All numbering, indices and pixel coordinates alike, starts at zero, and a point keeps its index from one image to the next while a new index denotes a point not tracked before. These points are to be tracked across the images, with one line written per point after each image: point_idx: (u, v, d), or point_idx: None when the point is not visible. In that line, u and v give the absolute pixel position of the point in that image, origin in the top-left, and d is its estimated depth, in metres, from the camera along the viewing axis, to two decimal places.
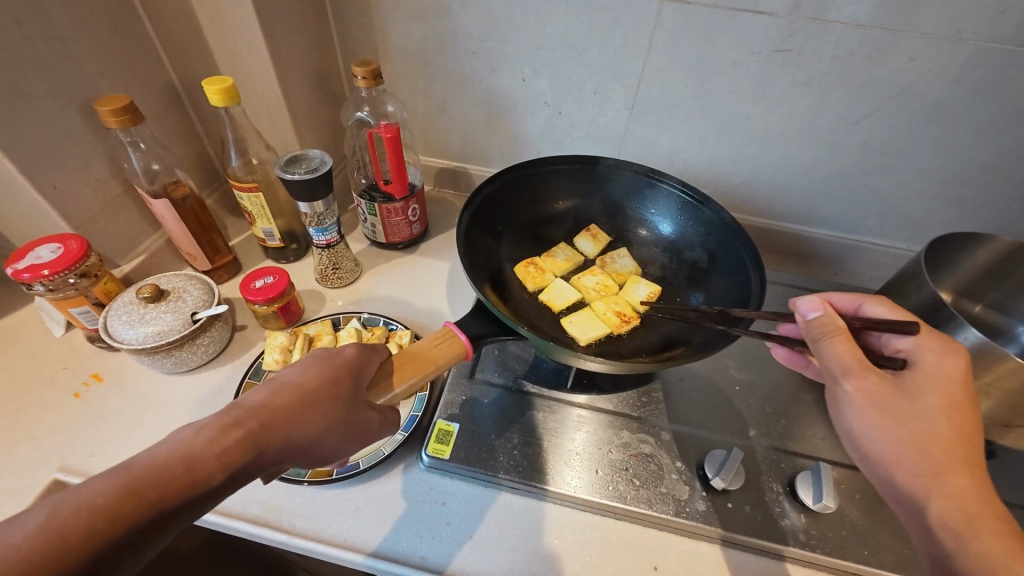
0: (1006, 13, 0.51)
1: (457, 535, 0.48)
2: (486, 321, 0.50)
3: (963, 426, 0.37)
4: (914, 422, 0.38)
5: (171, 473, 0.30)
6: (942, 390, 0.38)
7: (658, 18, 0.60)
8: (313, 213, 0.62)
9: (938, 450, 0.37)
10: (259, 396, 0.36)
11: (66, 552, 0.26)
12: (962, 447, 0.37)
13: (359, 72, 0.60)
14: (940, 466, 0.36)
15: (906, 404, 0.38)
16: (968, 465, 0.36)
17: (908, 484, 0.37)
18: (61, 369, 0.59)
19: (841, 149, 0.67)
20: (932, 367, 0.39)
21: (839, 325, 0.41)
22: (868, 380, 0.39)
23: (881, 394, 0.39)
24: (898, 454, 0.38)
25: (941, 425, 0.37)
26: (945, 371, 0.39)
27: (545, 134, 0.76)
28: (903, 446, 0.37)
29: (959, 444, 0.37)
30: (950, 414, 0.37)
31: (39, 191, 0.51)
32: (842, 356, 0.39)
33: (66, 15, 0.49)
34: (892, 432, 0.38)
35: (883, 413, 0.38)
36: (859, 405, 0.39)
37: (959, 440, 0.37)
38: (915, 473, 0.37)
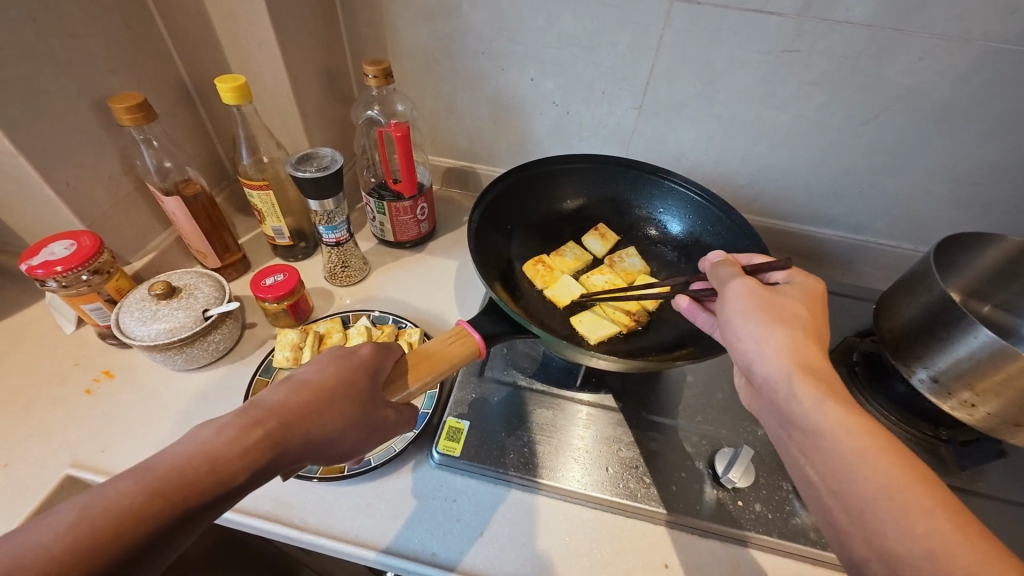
0: (1015, 13, 0.52)
1: (468, 532, 0.48)
2: (499, 319, 0.50)
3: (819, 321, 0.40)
4: (780, 308, 0.40)
5: (195, 473, 0.30)
6: (802, 294, 0.42)
7: (667, 17, 0.60)
8: (323, 211, 0.62)
9: (798, 328, 0.38)
10: (278, 395, 0.36)
11: (95, 552, 0.26)
12: (816, 335, 0.39)
13: (370, 71, 0.60)
14: (801, 341, 0.37)
15: (775, 298, 0.41)
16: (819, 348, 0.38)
17: (772, 362, 0.37)
18: (72, 365, 0.59)
19: (849, 149, 0.68)
20: (800, 282, 0.44)
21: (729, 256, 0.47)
22: (751, 282, 0.42)
23: (757, 289, 0.42)
24: (768, 331, 0.38)
25: (803, 313, 0.40)
26: (808, 284, 0.43)
27: (553, 133, 0.77)
28: (772, 326, 0.38)
29: (814, 330, 0.39)
30: (806, 306, 0.41)
31: (53, 187, 0.52)
32: (729, 267, 0.45)
33: (81, 12, 0.50)
34: (761, 315, 0.39)
35: (758, 302, 0.40)
36: (739, 296, 0.41)
37: (814, 325, 0.39)
38: (780, 346, 0.37)
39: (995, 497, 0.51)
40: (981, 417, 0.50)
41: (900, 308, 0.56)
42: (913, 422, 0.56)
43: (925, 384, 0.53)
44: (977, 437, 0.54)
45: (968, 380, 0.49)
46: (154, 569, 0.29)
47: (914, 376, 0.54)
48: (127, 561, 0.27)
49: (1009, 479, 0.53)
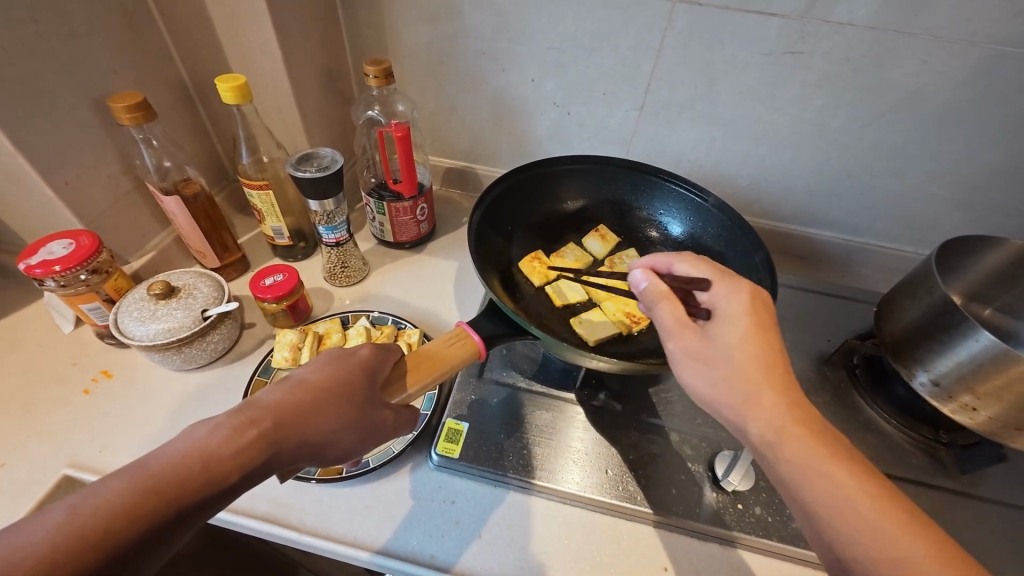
0: (1019, 16, 0.52)
1: (467, 534, 0.48)
2: (499, 321, 0.50)
3: (766, 352, 0.39)
4: (725, 361, 0.39)
5: (188, 471, 0.30)
6: (740, 326, 0.40)
7: (669, 19, 0.60)
8: (323, 211, 0.62)
9: (746, 377, 0.38)
10: (275, 395, 0.36)
11: (86, 550, 0.26)
12: (763, 373, 0.39)
13: (371, 71, 0.60)
14: (750, 393, 0.38)
15: (716, 348, 0.40)
16: (776, 388, 0.38)
17: (732, 418, 0.39)
18: (70, 365, 0.59)
19: (851, 151, 0.67)
20: (733, 308, 0.42)
21: (665, 290, 0.43)
22: (689, 337, 0.41)
23: (700, 343, 0.41)
24: (722, 392, 0.39)
25: (746, 357, 0.39)
26: (740, 309, 0.41)
27: (554, 134, 0.76)
28: (720, 385, 0.39)
29: (762, 370, 0.39)
30: (748, 342, 0.40)
31: (52, 187, 0.52)
32: (668, 318, 0.42)
33: (81, 10, 0.50)
34: (716, 374, 0.39)
35: (703, 359, 0.40)
36: (684, 362, 0.41)
37: (759, 367, 0.39)
38: (737, 406, 0.38)
39: (996, 501, 0.51)
40: (981, 421, 0.50)
41: (901, 311, 0.56)
42: (914, 426, 0.56)
43: (926, 388, 0.53)
44: (979, 441, 0.54)
45: (969, 384, 0.49)
46: (147, 569, 0.28)
47: (915, 380, 0.54)
48: (119, 560, 0.27)
49: (1011, 483, 0.53)
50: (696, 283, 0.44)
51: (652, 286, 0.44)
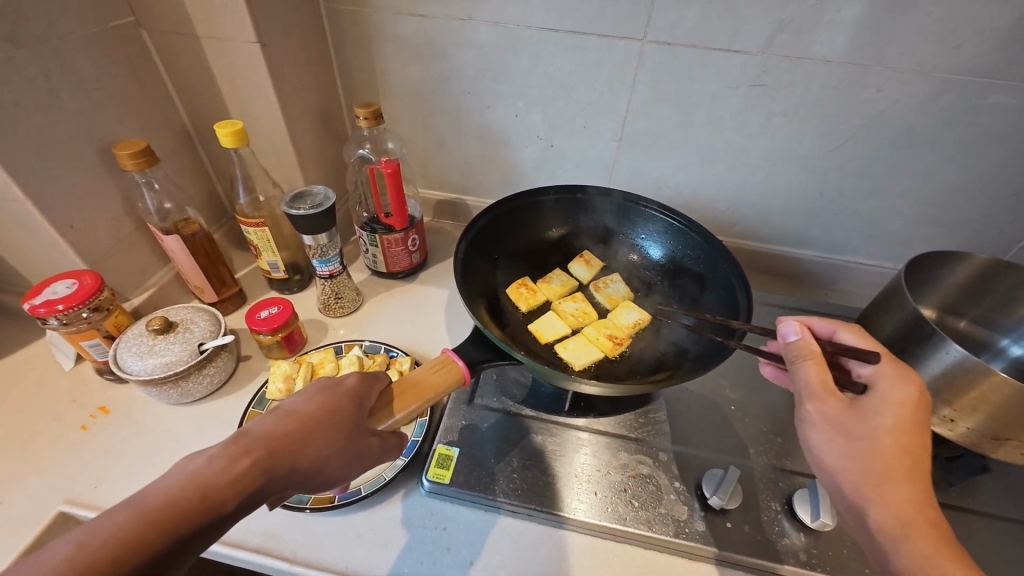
0: (962, 48, 0.55)
1: (460, 561, 0.48)
2: (484, 347, 0.52)
3: (912, 443, 0.40)
4: (866, 442, 0.40)
5: (187, 500, 0.31)
6: (893, 412, 0.40)
7: (640, 57, 0.64)
8: (317, 245, 0.64)
9: (884, 463, 0.39)
10: (266, 425, 0.37)
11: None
12: (905, 464, 0.39)
13: (362, 113, 0.63)
14: (882, 480, 0.39)
15: (863, 427, 0.41)
16: (912, 478, 0.39)
17: (851, 493, 0.40)
18: (70, 402, 0.60)
19: (821, 174, 0.71)
20: (891, 393, 0.41)
21: (814, 350, 0.44)
22: (832, 406, 0.42)
23: (842, 416, 0.41)
24: (848, 469, 0.40)
25: (890, 441, 0.40)
26: (898, 397, 0.41)
27: (538, 165, 0.80)
28: (850, 462, 0.40)
29: (904, 460, 0.39)
30: (899, 430, 0.40)
31: (58, 231, 0.54)
32: (812, 380, 0.43)
33: (90, 68, 0.54)
34: (856, 451, 0.40)
35: (842, 435, 0.41)
36: (820, 426, 0.42)
37: (903, 458, 0.39)
38: (860, 484, 0.40)
39: (983, 513, 0.52)
40: (962, 433, 0.50)
41: (877, 326, 0.58)
42: None
43: None
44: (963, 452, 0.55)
45: (946, 397, 0.50)
46: None
47: None
48: None
49: (999, 494, 0.53)
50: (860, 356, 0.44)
51: (807, 343, 0.44)
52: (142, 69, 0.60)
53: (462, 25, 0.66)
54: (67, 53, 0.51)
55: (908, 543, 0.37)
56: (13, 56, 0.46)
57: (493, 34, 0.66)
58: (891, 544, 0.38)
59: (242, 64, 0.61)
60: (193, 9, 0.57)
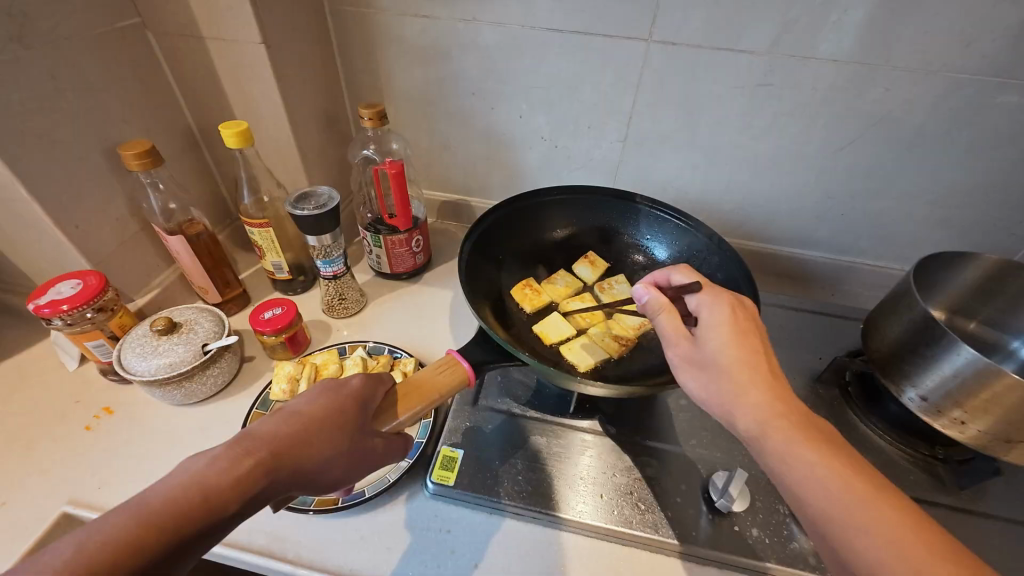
0: (971, 46, 0.55)
1: (465, 563, 0.47)
2: (490, 348, 0.52)
3: (746, 350, 0.42)
4: (713, 366, 0.42)
5: (188, 503, 0.31)
6: (721, 330, 0.43)
7: (644, 58, 0.64)
8: (321, 246, 0.64)
9: (732, 379, 0.41)
10: (269, 426, 0.37)
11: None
12: (750, 374, 0.41)
13: (366, 113, 0.63)
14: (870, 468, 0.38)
15: (704, 352, 0.43)
16: (760, 385, 0.40)
17: (718, 412, 0.42)
18: (74, 403, 0.60)
19: (827, 174, 0.70)
20: (713, 313, 0.44)
21: (665, 302, 0.45)
22: (684, 345, 0.44)
23: (690, 350, 0.44)
24: (707, 392, 0.42)
25: (726, 355, 0.42)
26: (721, 315, 0.44)
27: (542, 166, 0.80)
28: (705, 387, 0.42)
29: (747, 367, 0.41)
30: (730, 342, 0.42)
31: (63, 231, 0.54)
32: (663, 326, 0.45)
33: (96, 69, 0.54)
34: (713, 377, 0.42)
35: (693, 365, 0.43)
36: (682, 369, 0.44)
37: (744, 368, 0.41)
38: (719, 401, 0.41)
39: (997, 517, 0.51)
40: (973, 435, 0.49)
41: (886, 328, 0.57)
42: (909, 442, 0.56)
43: (915, 403, 0.53)
44: (973, 455, 0.54)
45: (957, 399, 0.49)
46: None
47: (904, 396, 0.54)
48: None
49: (1012, 498, 0.52)
50: (687, 291, 0.47)
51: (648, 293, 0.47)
52: (148, 70, 0.60)
53: (467, 26, 0.66)
54: (73, 54, 0.51)
55: (775, 441, 0.38)
56: (19, 55, 0.46)
57: (498, 35, 0.66)
58: (761, 448, 0.39)
59: (247, 65, 0.61)
60: (199, 10, 0.57)
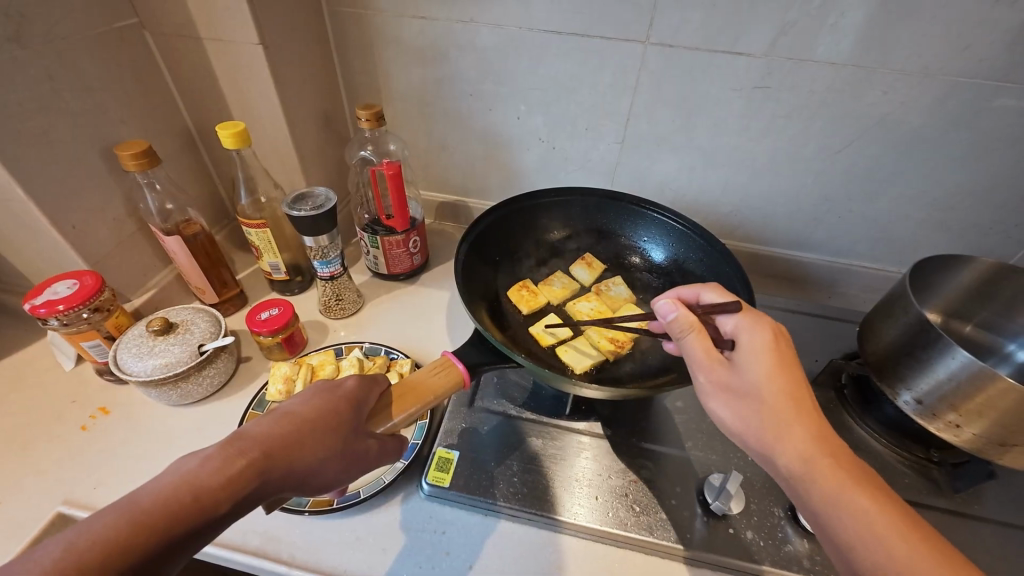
0: (968, 50, 0.55)
1: (459, 565, 0.47)
2: (486, 350, 0.52)
3: (791, 383, 0.41)
4: (753, 395, 0.41)
5: (180, 502, 0.31)
6: (763, 360, 0.42)
7: (642, 60, 0.64)
8: (318, 247, 0.64)
9: (773, 412, 0.40)
10: (263, 427, 0.37)
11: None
12: (793, 405, 0.40)
13: (364, 114, 0.63)
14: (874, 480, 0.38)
15: (742, 380, 0.42)
16: (803, 418, 0.40)
17: (756, 444, 0.41)
18: (70, 403, 0.60)
19: (824, 177, 0.70)
20: (755, 340, 0.43)
21: (693, 322, 0.44)
22: (720, 371, 0.42)
23: (728, 377, 0.42)
24: (748, 425, 0.41)
25: (771, 388, 0.41)
26: (762, 343, 0.42)
27: (540, 168, 0.80)
28: (746, 420, 0.41)
29: (791, 403, 0.40)
30: (775, 376, 0.41)
31: (59, 231, 0.54)
32: (697, 350, 0.43)
33: (94, 69, 0.54)
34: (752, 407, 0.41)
35: (733, 395, 0.42)
36: (715, 394, 0.42)
37: (787, 399, 0.40)
38: (761, 435, 0.41)
39: (991, 520, 0.51)
40: (968, 438, 0.49)
41: (881, 331, 0.57)
42: (904, 445, 0.56)
43: (911, 406, 0.53)
44: (967, 458, 0.54)
45: (952, 402, 0.49)
46: None
47: (899, 399, 0.54)
48: None
49: (1006, 502, 0.52)
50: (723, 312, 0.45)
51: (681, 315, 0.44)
52: (146, 71, 0.60)
53: (464, 27, 0.66)
54: (70, 54, 0.51)
55: (817, 482, 0.38)
56: (16, 55, 0.46)
57: (496, 36, 0.66)
58: (793, 479, 0.40)
59: (245, 65, 0.61)
60: (196, 10, 0.57)
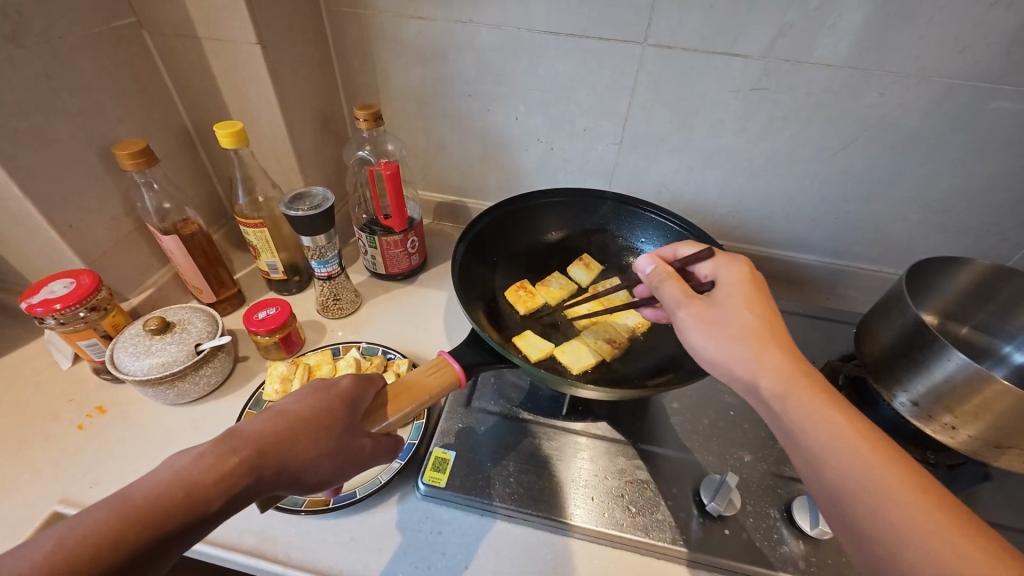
0: (964, 53, 0.55)
1: (454, 565, 0.47)
2: (482, 350, 0.52)
3: (764, 309, 0.42)
4: (733, 324, 0.41)
5: (172, 499, 0.31)
6: (740, 290, 0.43)
7: (641, 61, 0.64)
8: (315, 247, 0.64)
9: (751, 337, 0.40)
10: (256, 424, 0.37)
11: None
12: (770, 332, 0.40)
13: (361, 114, 0.63)
14: None
15: (721, 311, 0.42)
16: (778, 344, 0.40)
17: (745, 377, 0.40)
18: (67, 401, 0.60)
19: (822, 179, 0.70)
20: (730, 275, 0.44)
21: (667, 269, 0.46)
22: (697, 304, 0.43)
23: (708, 310, 0.42)
24: (733, 354, 0.40)
25: (746, 313, 0.41)
26: (736, 276, 0.44)
27: (539, 168, 0.80)
28: (733, 349, 0.40)
29: (770, 326, 0.41)
30: (752, 305, 0.42)
31: (56, 230, 0.54)
32: (675, 291, 0.44)
33: (91, 68, 0.54)
34: (735, 334, 0.40)
35: (713, 326, 0.41)
36: (697, 327, 0.42)
37: (764, 325, 0.41)
38: (748, 363, 0.39)
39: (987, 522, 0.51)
40: (964, 441, 0.49)
41: (877, 332, 0.57)
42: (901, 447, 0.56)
43: (907, 408, 0.53)
44: (964, 461, 0.54)
45: (947, 404, 0.49)
46: None
47: (895, 401, 0.54)
48: None
49: (1003, 504, 0.52)
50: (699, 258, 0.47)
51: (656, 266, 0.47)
52: (144, 70, 0.60)
53: (463, 27, 0.66)
54: (68, 53, 0.51)
55: None
56: (13, 55, 0.46)
57: (494, 36, 0.66)
58: None
59: (243, 65, 0.61)
60: (195, 10, 0.57)
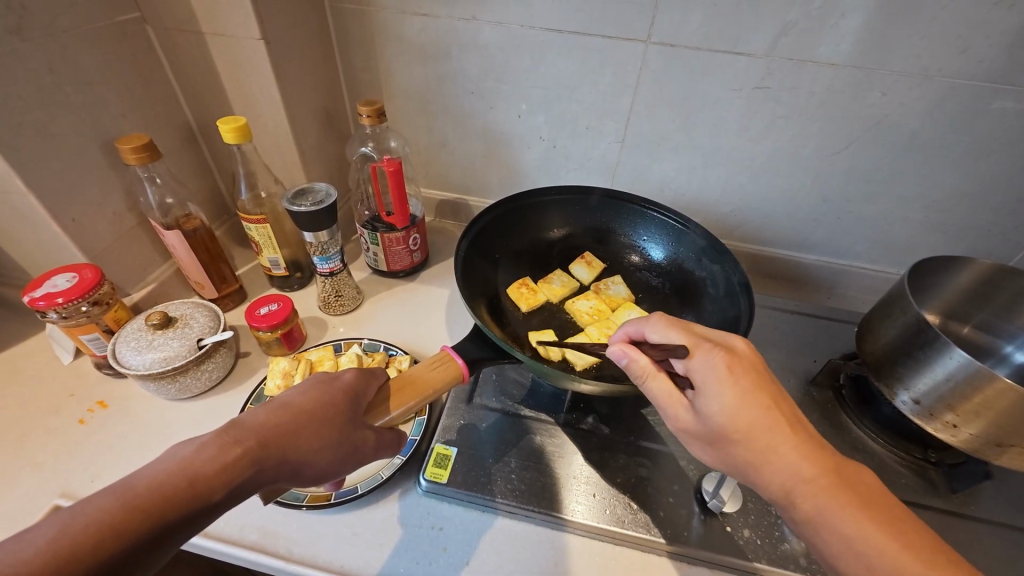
0: (967, 52, 0.55)
1: (456, 561, 0.47)
2: (484, 346, 0.52)
3: (754, 419, 0.39)
4: (722, 441, 0.40)
5: (173, 488, 0.31)
6: (723, 403, 0.39)
7: (644, 59, 0.64)
8: (317, 243, 0.64)
9: (746, 451, 0.39)
10: (258, 416, 0.37)
11: (72, 565, 0.26)
12: (773, 427, 0.39)
13: (365, 111, 0.63)
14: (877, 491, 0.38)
15: (706, 424, 0.40)
16: (784, 438, 0.39)
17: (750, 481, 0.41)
18: (68, 396, 0.60)
19: (823, 178, 0.70)
20: (709, 379, 0.40)
21: (643, 367, 0.42)
22: (682, 418, 0.42)
23: (695, 426, 0.41)
24: (729, 467, 0.41)
25: (734, 431, 0.39)
26: (714, 384, 0.39)
27: (541, 166, 0.80)
28: (725, 461, 0.41)
29: (762, 436, 0.39)
30: (737, 417, 0.39)
31: (59, 224, 0.54)
32: (657, 396, 0.42)
33: (95, 62, 0.54)
34: (726, 449, 0.40)
35: (701, 439, 0.41)
36: (691, 439, 0.42)
37: (766, 423, 0.39)
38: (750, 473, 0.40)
39: (988, 521, 0.51)
40: (965, 439, 0.50)
41: (878, 332, 0.57)
42: (902, 445, 0.56)
43: (908, 407, 0.53)
44: (965, 459, 0.55)
45: (949, 402, 0.49)
46: None
47: (897, 399, 0.54)
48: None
49: (1003, 503, 0.52)
50: (673, 351, 0.42)
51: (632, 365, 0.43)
52: (147, 64, 0.60)
53: (467, 25, 0.66)
54: (72, 47, 0.51)
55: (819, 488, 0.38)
56: (17, 48, 0.46)
57: (497, 34, 0.66)
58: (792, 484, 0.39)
59: (247, 61, 0.61)
60: (198, 5, 0.57)
